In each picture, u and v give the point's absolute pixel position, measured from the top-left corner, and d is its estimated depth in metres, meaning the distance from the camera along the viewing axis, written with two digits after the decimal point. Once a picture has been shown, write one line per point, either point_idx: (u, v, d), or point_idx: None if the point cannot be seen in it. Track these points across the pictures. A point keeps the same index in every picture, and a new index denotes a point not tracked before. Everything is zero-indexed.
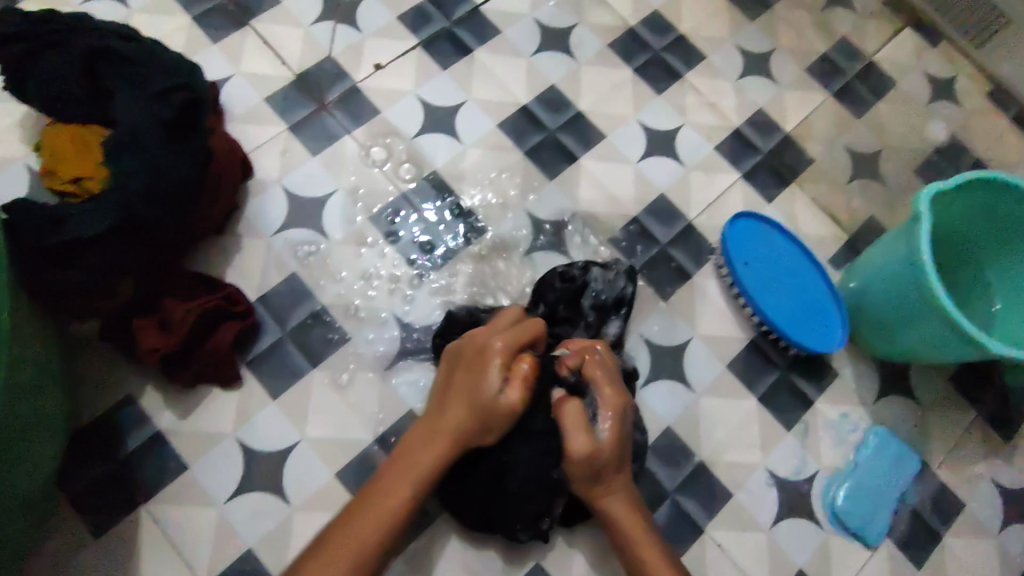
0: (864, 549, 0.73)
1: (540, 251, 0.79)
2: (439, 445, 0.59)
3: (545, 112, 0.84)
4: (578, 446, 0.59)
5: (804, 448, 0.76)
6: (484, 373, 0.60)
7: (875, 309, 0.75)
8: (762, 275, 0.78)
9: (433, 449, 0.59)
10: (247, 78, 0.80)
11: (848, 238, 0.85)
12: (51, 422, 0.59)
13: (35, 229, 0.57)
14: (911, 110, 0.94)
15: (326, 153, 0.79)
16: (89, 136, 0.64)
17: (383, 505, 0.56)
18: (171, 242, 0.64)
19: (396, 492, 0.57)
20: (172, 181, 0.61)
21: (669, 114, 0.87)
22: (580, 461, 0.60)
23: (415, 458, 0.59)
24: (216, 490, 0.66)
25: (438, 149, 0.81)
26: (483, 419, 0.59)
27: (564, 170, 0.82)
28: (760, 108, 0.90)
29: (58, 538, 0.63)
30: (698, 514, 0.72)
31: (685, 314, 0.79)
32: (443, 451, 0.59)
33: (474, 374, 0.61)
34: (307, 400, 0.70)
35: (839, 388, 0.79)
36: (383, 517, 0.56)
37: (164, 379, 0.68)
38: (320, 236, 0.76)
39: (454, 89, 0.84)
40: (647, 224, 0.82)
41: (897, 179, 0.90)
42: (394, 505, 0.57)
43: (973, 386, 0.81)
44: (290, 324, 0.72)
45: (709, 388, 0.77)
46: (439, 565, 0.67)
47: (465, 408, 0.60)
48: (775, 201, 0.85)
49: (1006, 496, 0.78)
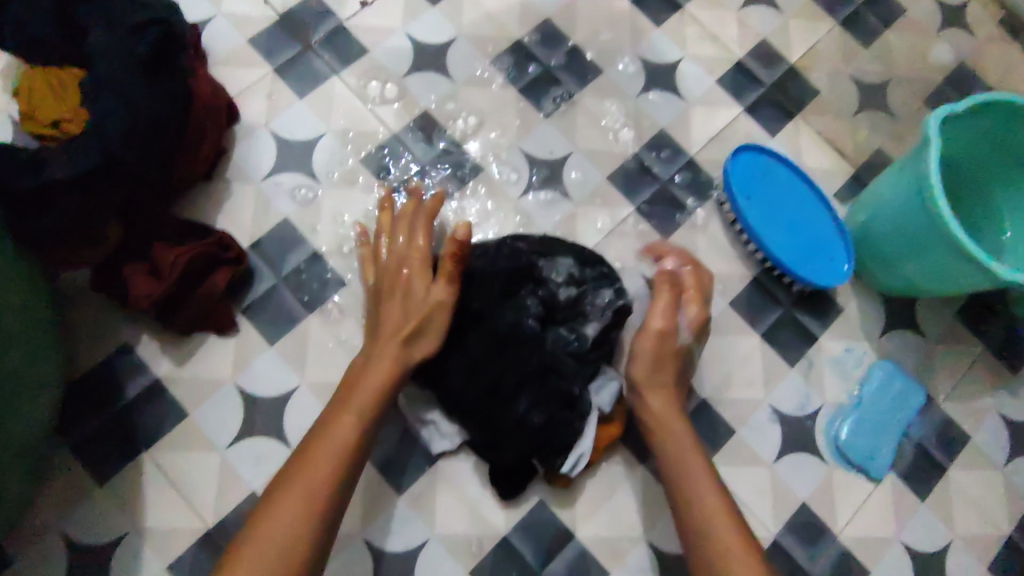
0: (867, 483, 0.73)
1: (537, 190, 0.77)
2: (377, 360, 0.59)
3: (539, 48, 0.81)
4: (656, 321, 0.64)
5: (808, 383, 0.75)
6: (408, 285, 0.62)
7: (882, 242, 0.73)
8: (765, 210, 0.76)
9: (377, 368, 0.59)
10: (229, 20, 0.78)
11: (854, 171, 0.83)
12: (46, 369, 0.59)
13: (13, 175, 0.55)
14: (921, 36, 0.90)
15: (315, 95, 0.76)
16: (67, 80, 0.62)
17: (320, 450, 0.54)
18: (156, 181, 0.63)
19: (337, 427, 0.55)
20: (151, 121, 0.59)
21: (668, 46, 0.84)
22: (659, 334, 0.63)
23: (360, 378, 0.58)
24: (217, 435, 0.66)
25: (430, 87, 0.78)
26: (418, 324, 0.60)
27: (568, 100, 0.80)
28: (764, 39, 0.86)
29: (63, 485, 0.63)
30: (701, 450, 0.72)
31: (686, 252, 0.77)
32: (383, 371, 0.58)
33: (395, 288, 0.62)
34: (305, 346, 0.69)
35: (844, 322, 0.78)
36: (322, 457, 0.53)
37: (158, 327, 0.68)
38: (312, 178, 0.74)
39: (444, 25, 0.81)
40: (645, 160, 0.80)
41: (907, 109, 0.87)
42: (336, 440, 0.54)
43: (980, 319, 0.80)
44: (285, 269, 0.71)
45: (711, 325, 0.76)
46: (443, 505, 0.67)
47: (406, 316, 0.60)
48: (779, 135, 0.83)
49: (1013, 430, 0.77)
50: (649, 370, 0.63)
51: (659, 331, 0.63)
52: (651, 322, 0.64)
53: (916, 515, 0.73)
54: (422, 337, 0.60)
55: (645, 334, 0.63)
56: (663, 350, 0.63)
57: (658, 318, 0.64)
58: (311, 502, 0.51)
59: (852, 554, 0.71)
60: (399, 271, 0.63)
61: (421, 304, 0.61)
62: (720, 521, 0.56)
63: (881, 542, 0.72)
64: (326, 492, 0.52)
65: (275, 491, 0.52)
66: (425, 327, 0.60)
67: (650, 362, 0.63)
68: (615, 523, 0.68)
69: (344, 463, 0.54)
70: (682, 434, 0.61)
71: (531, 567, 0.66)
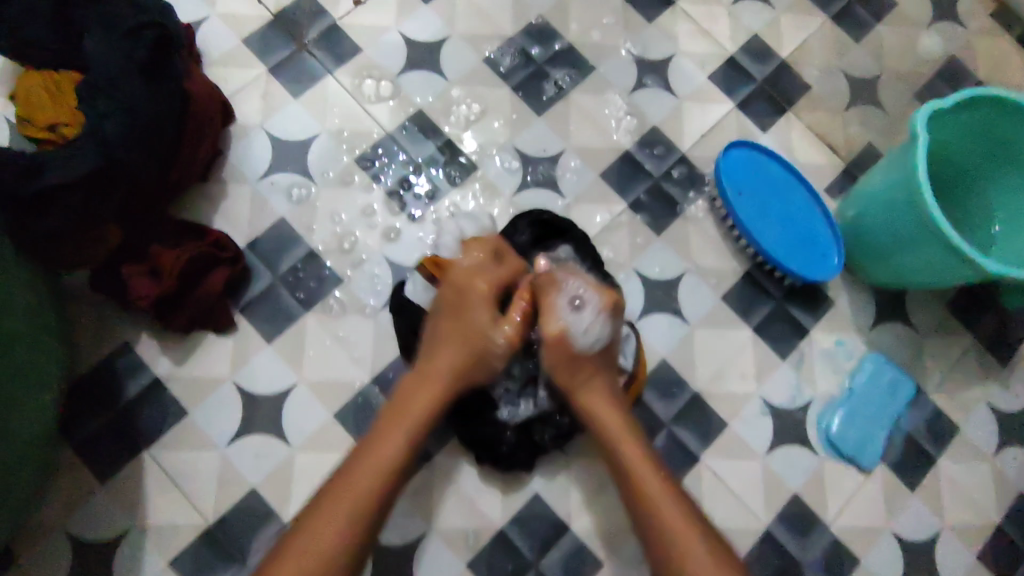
0: (858, 474, 0.74)
1: (531, 187, 0.77)
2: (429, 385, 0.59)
3: (533, 45, 0.82)
4: (555, 327, 0.59)
5: (799, 376, 0.76)
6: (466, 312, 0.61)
7: (874, 237, 0.74)
8: (757, 206, 0.77)
9: (421, 393, 0.59)
10: (222, 20, 0.78)
11: (846, 165, 0.84)
12: (48, 370, 0.60)
13: (13, 178, 0.55)
14: (913, 30, 0.91)
15: (309, 95, 0.77)
16: (63, 83, 0.62)
17: (368, 465, 0.54)
18: (154, 183, 0.64)
19: (385, 442, 0.56)
20: (150, 121, 0.60)
21: (661, 42, 0.85)
22: (559, 340, 0.59)
23: (407, 398, 0.59)
24: (217, 433, 0.67)
25: (424, 85, 0.79)
26: (474, 358, 0.60)
27: (569, 82, 0.81)
28: (756, 35, 0.87)
29: (66, 483, 0.64)
30: (694, 444, 0.73)
31: (679, 247, 0.78)
32: (427, 396, 0.59)
33: (462, 308, 0.61)
34: (303, 345, 0.70)
35: (835, 316, 0.79)
36: (368, 475, 0.54)
37: (158, 327, 0.69)
38: (307, 177, 0.75)
39: (438, 23, 0.81)
40: (637, 157, 0.80)
41: (898, 103, 0.88)
42: (381, 462, 0.54)
43: (970, 311, 0.81)
44: (281, 268, 0.72)
45: (704, 320, 0.76)
46: (440, 500, 0.68)
47: (458, 345, 0.60)
48: (770, 130, 0.84)
49: (1002, 420, 0.78)
50: (563, 374, 0.60)
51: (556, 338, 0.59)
52: (550, 331, 0.60)
53: (907, 506, 0.74)
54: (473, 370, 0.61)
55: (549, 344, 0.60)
56: (574, 351, 0.60)
57: (559, 318, 0.60)
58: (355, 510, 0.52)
59: (843, 544, 0.72)
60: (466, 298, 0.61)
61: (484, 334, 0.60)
62: (678, 534, 0.54)
63: (871, 531, 0.73)
64: (364, 508, 0.52)
65: (315, 507, 0.52)
66: (478, 365, 0.61)
67: (569, 367, 0.60)
68: (612, 515, 0.69)
69: (385, 489, 0.54)
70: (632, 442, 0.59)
71: (528, 560, 0.68)
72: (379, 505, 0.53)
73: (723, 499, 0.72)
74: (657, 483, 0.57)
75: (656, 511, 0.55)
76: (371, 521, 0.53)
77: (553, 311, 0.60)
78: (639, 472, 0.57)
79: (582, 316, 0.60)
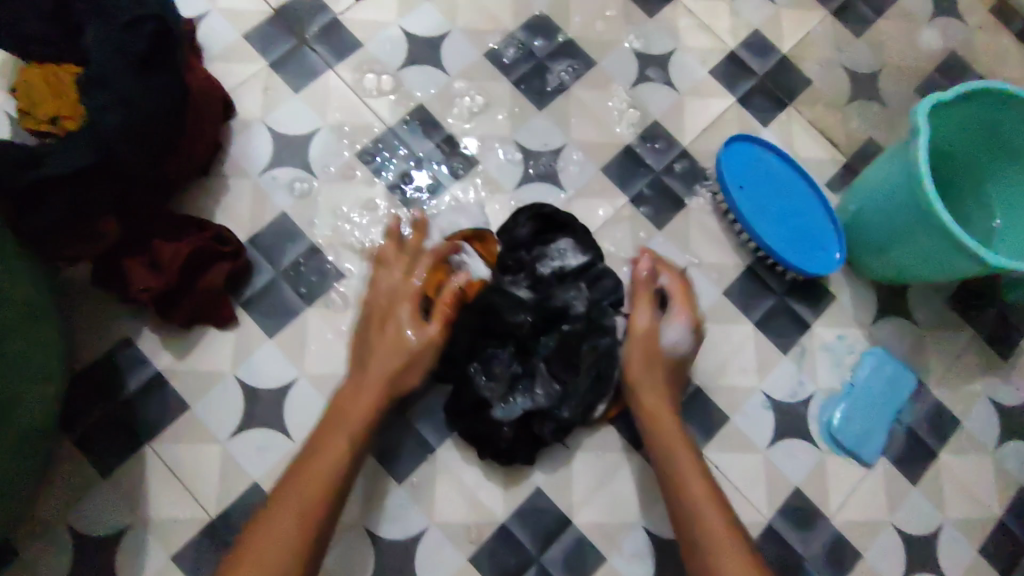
0: (860, 467, 0.74)
1: (532, 181, 0.77)
2: (377, 376, 0.61)
3: (534, 40, 0.82)
4: (641, 323, 0.66)
5: (801, 370, 0.76)
6: (392, 318, 0.63)
7: (874, 230, 0.74)
8: (758, 199, 0.77)
9: (364, 395, 0.60)
10: (223, 15, 0.78)
11: (847, 160, 0.84)
12: (48, 364, 0.60)
13: (13, 169, 0.55)
14: (914, 25, 0.90)
15: (310, 90, 0.77)
16: (63, 74, 0.62)
17: (313, 468, 0.56)
18: (154, 177, 0.64)
19: (328, 447, 0.57)
20: (149, 116, 0.60)
21: (662, 37, 0.85)
22: (642, 335, 0.66)
23: (349, 403, 0.60)
24: (218, 427, 0.67)
25: (425, 80, 0.79)
26: (411, 358, 0.62)
27: (574, 70, 0.82)
28: (756, 30, 0.87)
29: (66, 477, 0.64)
30: (696, 438, 0.73)
31: (680, 242, 0.78)
32: (372, 399, 0.60)
33: (383, 319, 0.63)
34: (304, 339, 0.70)
35: (836, 310, 0.79)
36: (313, 477, 0.55)
37: (158, 320, 0.69)
38: (309, 172, 0.75)
39: (439, 18, 0.81)
40: (638, 151, 0.80)
41: (899, 98, 0.88)
42: (322, 465, 0.56)
43: (971, 305, 0.81)
44: (283, 262, 0.72)
45: (705, 314, 0.76)
46: (442, 494, 0.68)
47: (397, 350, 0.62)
48: (771, 125, 0.84)
49: (1003, 414, 0.78)
50: (634, 368, 0.65)
51: (637, 330, 0.66)
52: (635, 326, 0.66)
53: (908, 499, 0.74)
54: (414, 368, 0.62)
55: (633, 340, 0.66)
56: (649, 349, 0.66)
57: (643, 316, 0.66)
58: (305, 510, 0.53)
59: (845, 538, 0.72)
60: (390, 307, 0.64)
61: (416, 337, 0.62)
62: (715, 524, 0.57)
63: (873, 525, 0.73)
64: (311, 509, 0.54)
65: (266, 512, 0.54)
66: (418, 364, 0.62)
67: (642, 365, 0.65)
68: (614, 508, 0.70)
69: (335, 486, 0.56)
70: (682, 452, 0.62)
71: (529, 553, 0.67)
72: (331, 489, 0.55)
73: (725, 493, 0.72)
74: (703, 490, 0.60)
75: (694, 504, 0.58)
76: (324, 520, 0.54)
77: (641, 305, 0.67)
78: (686, 475, 0.61)
79: (671, 326, 0.67)
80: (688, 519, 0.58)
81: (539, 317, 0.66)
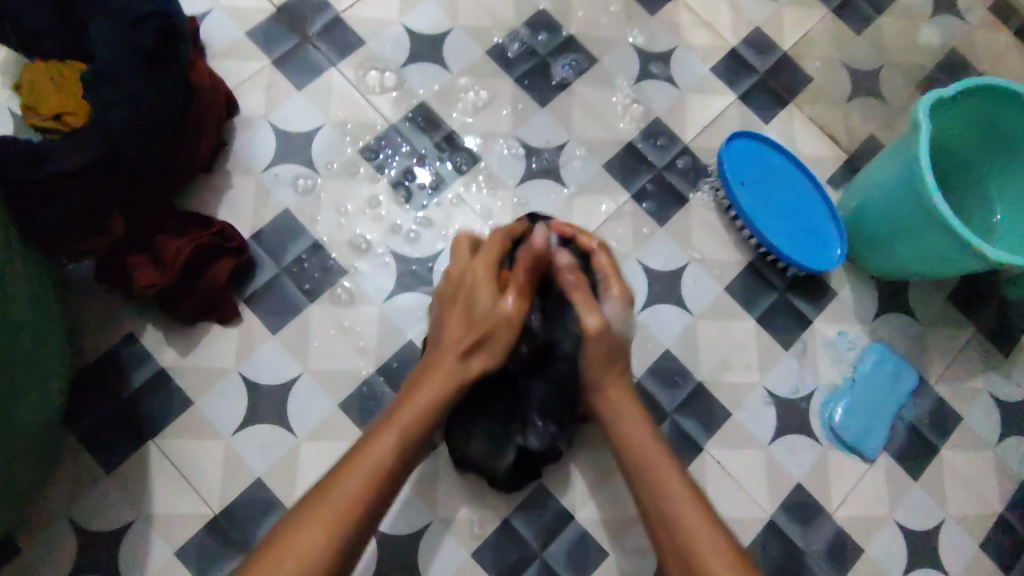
0: (861, 463, 0.74)
1: (534, 178, 0.78)
2: (447, 359, 0.56)
3: (535, 38, 0.82)
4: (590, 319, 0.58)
5: (802, 366, 0.76)
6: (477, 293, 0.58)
7: (876, 226, 0.74)
8: (759, 196, 0.77)
9: (429, 383, 0.55)
10: (226, 13, 0.78)
11: (848, 157, 0.84)
12: (53, 359, 0.60)
13: (19, 165, 0.56)
14: (914, 23, 0.91)
15: (313, 87, 0.77)
16: (69, 71, 0.62)
17: (364, 461, 0.50)
18: (158, 174, 0.64)
19: (379, 441, 0.51)
20: (153, 111, 0.60)
21: (663, 34, 0.85)
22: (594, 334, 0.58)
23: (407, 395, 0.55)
24: (221, 423, 0.67)
25: (427, 77, 0.79)
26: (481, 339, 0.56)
27: (582, 66, 0.82)
28: (757, 28, 0.87)
29: (70, 472, 0.65)
30: (698, 434, 0.73)
31: (682, 238, 0.78)
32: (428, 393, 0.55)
33: (465, 300, 0.59)
34: (307, 335, 0.70)
35: (837, 307, 0.79)
36: (361, 472, 0.49)
37: (162, 317, 0.69)
38: (311, 169, 0.75)
39: (441, 16, 0.81)
40: (640, 148, 0.80)
41: (900, 96, 0.88)
42: (375, 458, 0.50)
43: (971, 302, 0.81)
44: (286, 259, 0.72)
45: (707, 310, 0.77)
46: (445, 490, 0.68)
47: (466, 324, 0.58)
48: (772, 122, 0.84)
49: (1004, 410, 0.78)
50: (596, 367, 0.60)
51: (586, 331, 0.58)
52: (583, 326, 0.58)
53: (910, 495, 0.74)
54: (484, 348, 0.57)
55: (589, 339, 0.58)
56: (605, 343, 0.59)
57: (591, 313, 0.58)
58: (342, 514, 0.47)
59: (846, 533, 0.72)
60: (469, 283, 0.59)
61: (491, 312, 0.57)
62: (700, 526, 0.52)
63: (875, 520, 0.73)
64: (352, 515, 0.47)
65: (293, 515, 0.47)
66: (492, 346, 0.57)
67: (601, 360, 0.60)
68: (616, 504, 0.70)
69: (386, 484, 0.50)
70: (660, 459, 0.56)
71: (532, 549, 0.68)
72: (381, 486, 0.49)
73: (727, 488, 0.72)
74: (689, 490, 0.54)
75: (678, 506, 0.53)
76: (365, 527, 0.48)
77: (580, 298, 0.59)
78: (674, 481, 0.55)
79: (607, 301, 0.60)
80: (672, 532, 0.52)
81: (542, 322, 0.61)
